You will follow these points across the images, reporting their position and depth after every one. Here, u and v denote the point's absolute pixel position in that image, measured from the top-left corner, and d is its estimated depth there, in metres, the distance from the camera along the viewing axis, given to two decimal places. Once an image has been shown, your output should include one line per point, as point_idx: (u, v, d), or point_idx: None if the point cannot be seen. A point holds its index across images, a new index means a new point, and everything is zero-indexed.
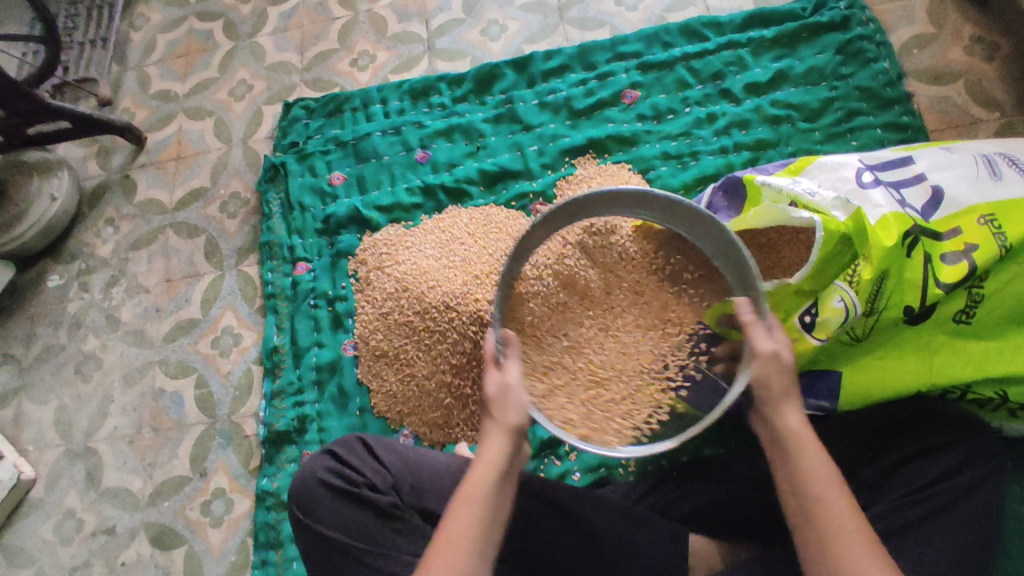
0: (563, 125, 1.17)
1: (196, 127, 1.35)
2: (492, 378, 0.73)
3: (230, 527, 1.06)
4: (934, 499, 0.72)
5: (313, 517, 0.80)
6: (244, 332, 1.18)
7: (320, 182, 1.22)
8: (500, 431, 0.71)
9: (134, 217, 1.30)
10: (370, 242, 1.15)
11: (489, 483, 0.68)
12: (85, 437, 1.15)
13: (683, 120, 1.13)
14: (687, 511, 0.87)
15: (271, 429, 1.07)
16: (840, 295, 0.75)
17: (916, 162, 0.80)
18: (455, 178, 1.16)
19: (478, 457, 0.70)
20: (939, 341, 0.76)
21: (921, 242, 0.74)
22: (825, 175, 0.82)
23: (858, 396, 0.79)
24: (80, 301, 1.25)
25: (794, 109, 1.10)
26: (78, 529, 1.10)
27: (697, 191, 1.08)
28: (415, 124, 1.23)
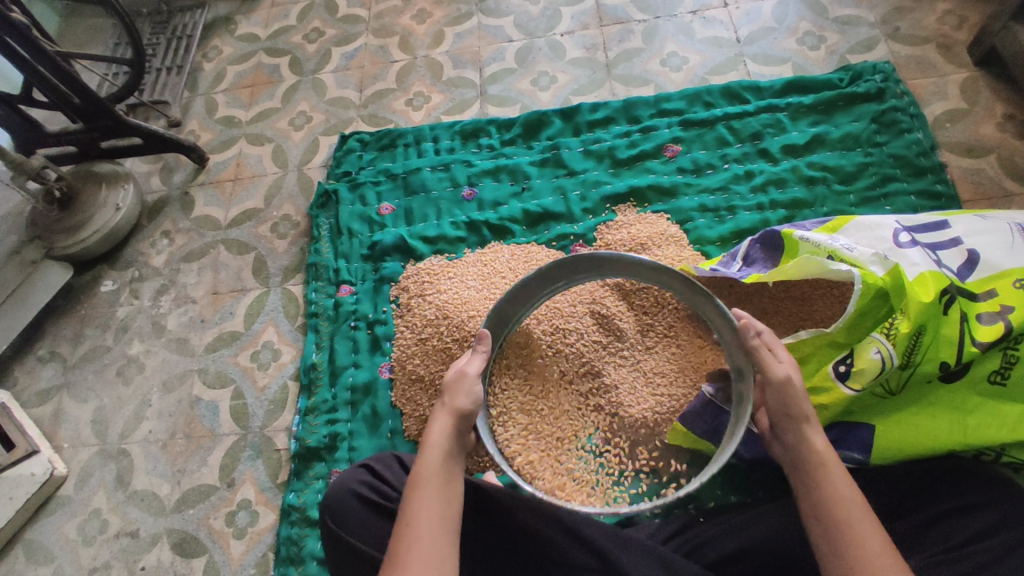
0: (606, 173, 1.23)
1: (256, 152, 1.43)
2: (453, 366, 0.85)
3: (253, 540, 1.07)
4: (972, 558, 0.70)
5: (343, 526, 0.80)
6: (283, 349, 1.21)
7: (369, 210, 1.28)
8: (445, 413, 0.80)
9: (189, 232, 1.36)
10: (413, 271, 1.19)
11: (434, 460, 0.76)
12: (119, 439, 1.18)
13: (722, 175, 1.18)
14: (714, 558, 0.84)
15: (302, 445, 1.09)
16: (877, 346, 0.77)
17: (951, 226, 0.84)
18: (500, 216, 1.21)
19: (425, 439, 0.78)
20: (972, 402, 0.77)
21: (957, 301, 0.76)
22: (862, 234, 0.86)
23: (890, 453, 0.80)
24: (130, 307, 1.30)
25: (830, 171, 1.15)
26: (102, 529, 1.11)
27: (734, 244, 1.12)
28: (463, 163, 1.29)
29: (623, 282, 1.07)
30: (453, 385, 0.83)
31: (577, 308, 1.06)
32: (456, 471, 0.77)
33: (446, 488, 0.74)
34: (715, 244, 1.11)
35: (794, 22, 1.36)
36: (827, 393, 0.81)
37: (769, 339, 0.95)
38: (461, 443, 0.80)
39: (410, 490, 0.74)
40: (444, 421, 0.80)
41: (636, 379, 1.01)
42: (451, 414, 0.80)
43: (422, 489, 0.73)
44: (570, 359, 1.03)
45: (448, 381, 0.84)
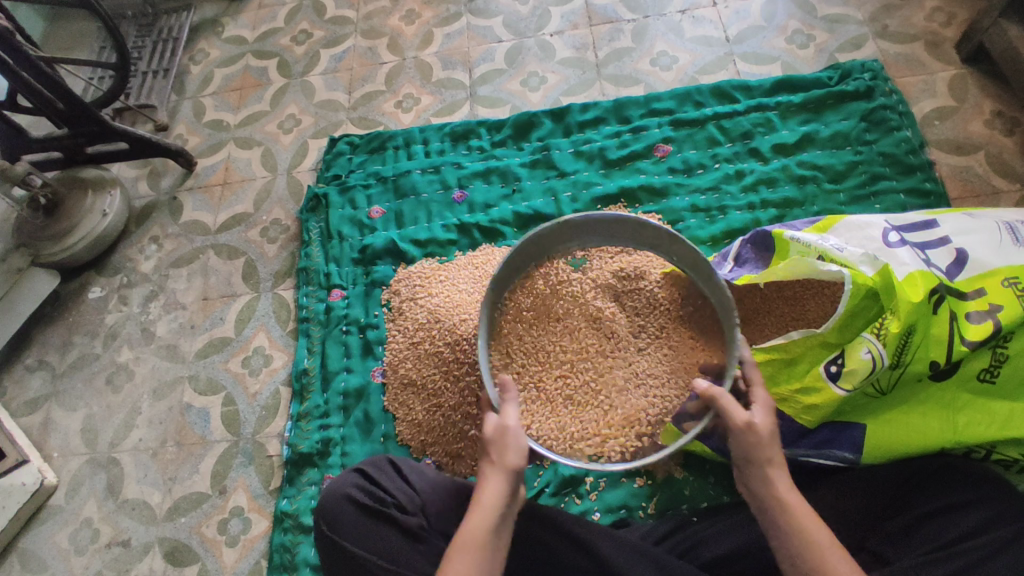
0: (596, 173, 1.23)
1: (245, 156, 1.42)
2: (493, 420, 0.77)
3: (246, 547, 1.06)
4: (966, 554, 0.70)
5: (339, 533, 0.80)
6: (275, 354, 1.20)
7: (359, 214, 1.27)
8: (500, 474, 0.72)
9: (178, 236, 1.35)
10: (404, 275, 1.19)
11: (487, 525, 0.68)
12: (110, 447, 1.18)
13: (713, 175, 1.18)
14: (707, 558, 0.85)
15: (294, 450, 1.09)
16: (868, 346, 0.77)
17: (939, 225, 0.84)
18: (490, 218, 1.21)
19: (478, 499, 0.71)
20: (963, 399, 0.78)
21: (947, 300, 0.76)
22: (852, 234, 0.85)
23: (881, 451, 0.80)
24: (119, 314, 1.29)
25: (820, 170, 1.15)
26: (93, 539, 1.11)
27: (725, 244, 1.12)
28: (454, 165, 1.28)
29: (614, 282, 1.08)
30: (501, 440, 0.74)
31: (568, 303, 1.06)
32: (502, 541, 0.70)
33: (488, 563, 0.68)
34: (706, 245, 1.11)
35: (783, 20, 1.36)
36: (818, 394, 0.81)
37: (761, 338, 0.95)
38: (513, 507, 0.72)
39: (449, 555, 0.68)
40: (499, 482, 0.72)
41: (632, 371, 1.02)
42: (507, 474, 0.72)
43: (461, 557, 0.67)
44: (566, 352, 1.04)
45: (491, 435, 0.76)
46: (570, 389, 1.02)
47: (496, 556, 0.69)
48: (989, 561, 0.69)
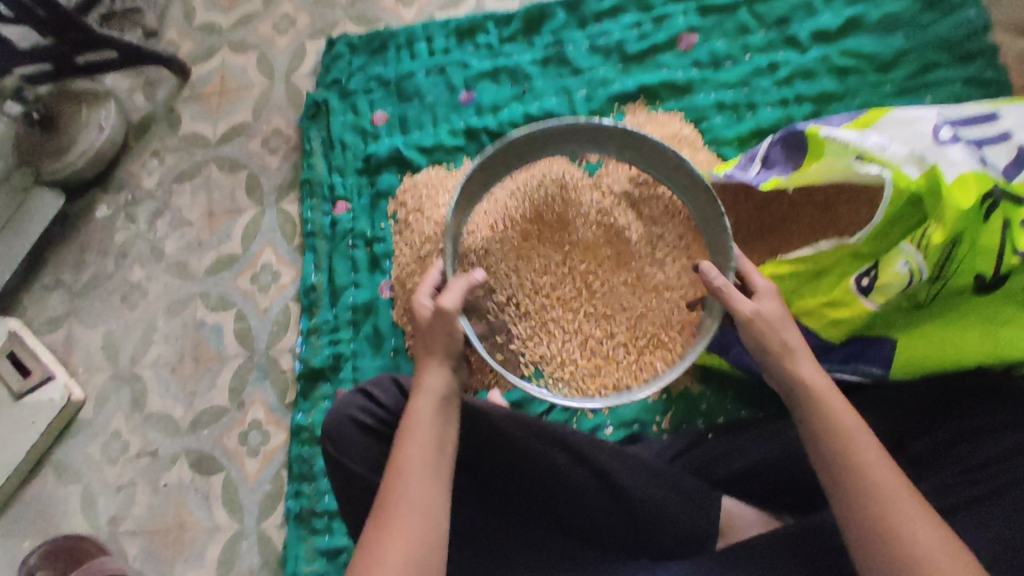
0: (614, 69, 1.12)
1: (240, 62, 1.34)
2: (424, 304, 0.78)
3: (266, 458, 1.09)
4: (1000, 476, 0.66)
5: (345, 454, 0.81)
6: (283, 270, 1.19)
7: (361, 120, 1.20)
8: (436, 363, 0.75)
9: (178, 150, 1.30)
10: (410, 184, 1.13)
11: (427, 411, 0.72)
12: (131, 363, 1.20)
13: (742, 68, 1.06)
14: (724, 475, 0.84)
15: (306, 365, 1.09)
16: (906, 258, 0.71)
17: (1001, 119, 0.74)
18: (499, 122, 1.13)
19: (418, 389, 0.74)
20: (1008, 313, 0.70)
21: (1003, 204, 0.66)
22: (898, 131, 0.76)
23: (912, 367, 0.76)
24: (127, 232, 1.28)
25: (865, 60, 1.03)
26: (124, 450, 1.16)
27: (753, 145, 1.03)
28: (460, 64, 1.19)
29: (632, 189, 1.00)
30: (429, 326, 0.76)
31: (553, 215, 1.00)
32: (451, 421, 0.74)
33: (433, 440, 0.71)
34: (732, 146, 1.02)
35: None
36: (847, 308, 0.77)
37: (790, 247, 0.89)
38: (454, 390, 0.75)
39: (399, 441, 0.71)
40: (436, 370, 0.75)
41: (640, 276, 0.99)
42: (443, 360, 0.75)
43: (409, 440, 0.70)
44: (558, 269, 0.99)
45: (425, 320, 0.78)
46: (566, 306, 0.99)
47: (441, 442, 0.72)
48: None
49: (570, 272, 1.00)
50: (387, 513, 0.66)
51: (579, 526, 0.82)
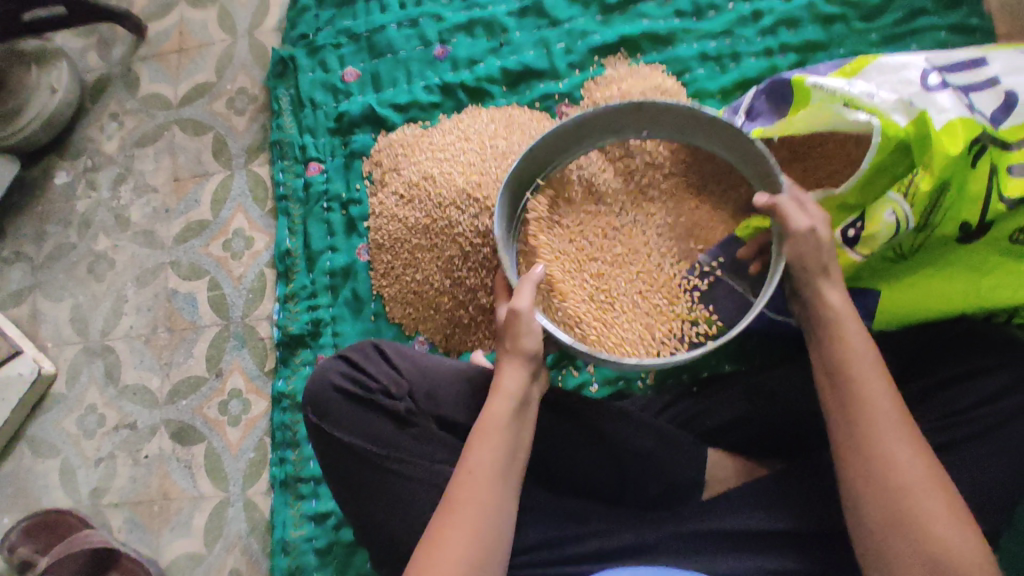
0: (594, 20, 1.08)
1: (199, 16, 1.26)
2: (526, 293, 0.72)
3: (248, 426, 1.08)
4: (977, 422, 0.68)
5: (329, 421, 0.80)
6: (256, 236, 1.15)
7: (331, 78, 1.15)
8: (518, 363, 0.72)
9: (138, 112, 1.24)
10: (385, 143, 1.09)
11: (508, 415, 0.70)
12: (102, 335, 1.16)
13: (726, 17, 1.04)
14: (709, 426, 0.84)
15: (285, 332, 1.07)
16: (892, 207, 0.69)
17: (989, 63, 0.71)
18: (476, 77, 1.09)
19: (497, 386, 0.72)
20: (992, 262, 0.70)
21: (988, 151, 0.66)
22: (885, 77, 0.72)
23: (894, 316, 0.75)
24: (89, 200, 1.22)
25: (851, 7, 1.00)
26: (100, 423, 1.13)
27: (737, 97, 1.01)
28: (433, 17, 1.14)
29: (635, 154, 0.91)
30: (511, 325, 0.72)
31: (447, 169, 1.00)
32: (526, 422, 0.72)
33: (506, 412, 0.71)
34: (715, 99, 1.00)
35: None
36: (832, 260, 0.75)
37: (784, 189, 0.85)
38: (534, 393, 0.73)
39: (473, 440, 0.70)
40: (518, 370, 0.72)
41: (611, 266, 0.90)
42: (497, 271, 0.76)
43: (485, 443, 0.69)
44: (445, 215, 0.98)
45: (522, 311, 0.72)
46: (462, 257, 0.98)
47: (519, 445, 0.71)
48: (993, 433, 0.68)
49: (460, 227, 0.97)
50: (456, 503, 0.67)
51: (569, 480, 0.80)
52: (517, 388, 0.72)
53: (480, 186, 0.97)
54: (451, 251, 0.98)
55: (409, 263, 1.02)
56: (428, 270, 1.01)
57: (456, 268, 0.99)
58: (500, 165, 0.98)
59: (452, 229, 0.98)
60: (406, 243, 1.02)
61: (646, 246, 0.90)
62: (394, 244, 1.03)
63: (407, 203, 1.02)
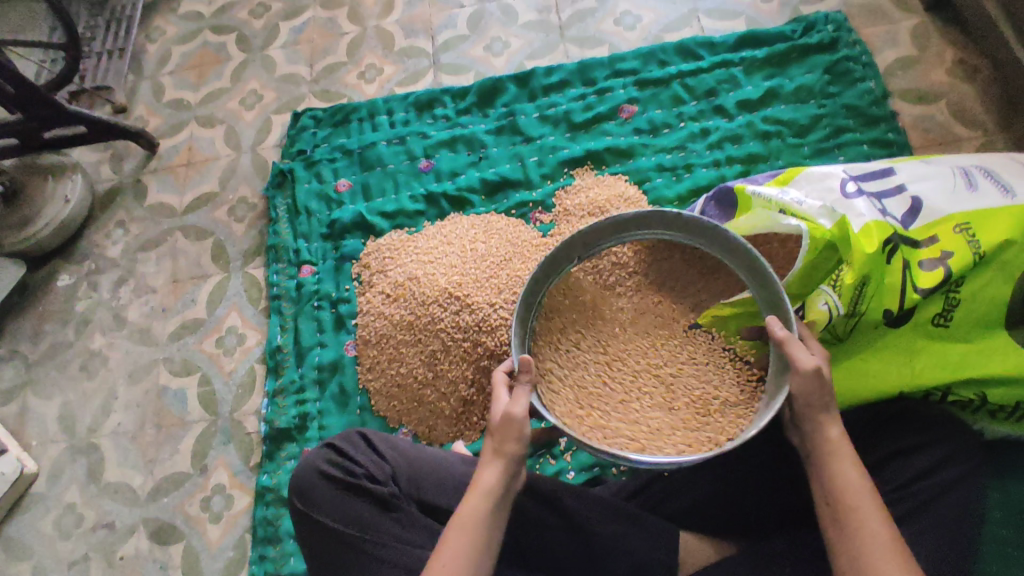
0: (563, 137, 1.22)
1: (207, 135, 1.39)
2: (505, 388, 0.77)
3: (229, 523, 1.08)
4: (920, 493, 0.74)
5: (313, 507, 0.82)
6: (248, 333, 1.20)
7: (326, 188, 1.26)
8: (497, 432, 0.75)
9: (144, 220, 1.33)
10: (374, 247, 1.18)
11: (494, 481, 0.73)
12: (89, 433, 1.18)
13: (678, 134, 1.18)
14: (677, 508, 0.87)
15: (272, 427, 1.10)
16: (824, 298, 0.78)
17: (897, 173, 0.83)
18: (458, 187, 1.21)
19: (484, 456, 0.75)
20: (919, 344, 0.79)
21: (899, 249, 0.77)
22: (813, 186, 0.84)
23: (840, 398, 0.81)
24: (89, 301, 1.28)
25: (785, 125, 1.15)
26: (78, 523, 1.12)
27: (692, 202, 1.12)
28: (419, 135, 1.27)
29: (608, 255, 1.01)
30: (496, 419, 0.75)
31: (429, 270, 1.08)
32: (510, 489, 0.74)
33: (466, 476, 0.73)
34: (672, 205, 1.12)
35: None
36: None
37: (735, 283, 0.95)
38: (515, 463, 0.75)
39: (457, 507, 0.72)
40: (500, 442, 0.75)
41: (632, 364, 0.93)
42: (494, 424, 0.75)
43: (470, 513, 0.71)
44: (428, 311, 1.05)
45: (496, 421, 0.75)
46: (445, 350, 1.04)
47: (502, 509, 0.73)
48: (934, 504, 0.73)
49: (442, 322, 1.04)
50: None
51: (539, 561, 0.82)
52: (500, 459, 0.74)
53: (462, 285, 1.04)
54: (434, 345, 1.04)
55: (396, 358, 1.07)
56: (415, 365, 1.06)
57: (440, 361, 1.04)
58: (479, 266, 1.07)
59: (435, 323, 1.04)
60: (393, 339, 1.08)
61: (647, 348, 0.95)
62: (381, 341, 1.09)
63: (394, 303, 1.09)
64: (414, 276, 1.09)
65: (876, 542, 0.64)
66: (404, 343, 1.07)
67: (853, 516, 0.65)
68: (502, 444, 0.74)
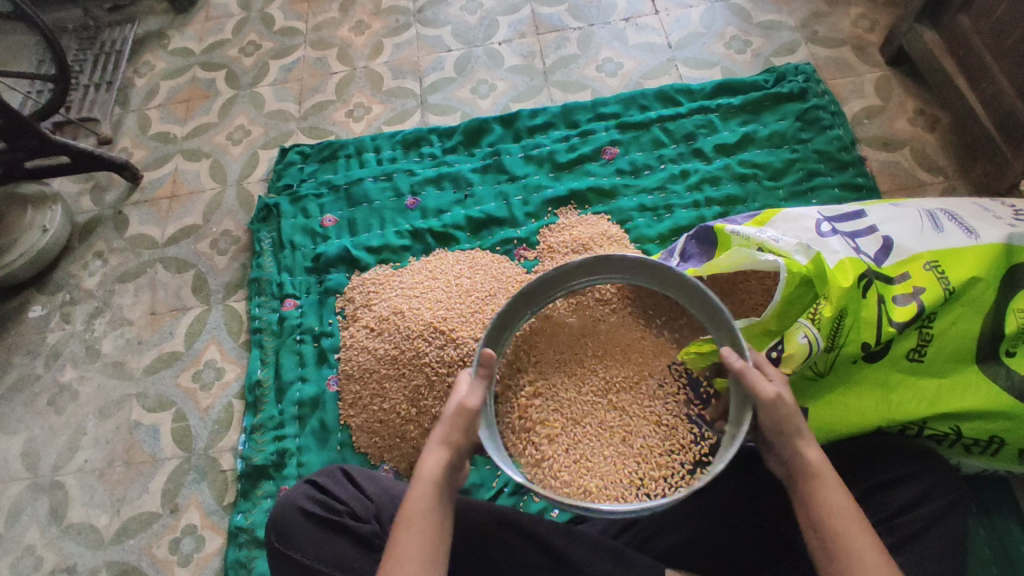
0: (547, 176, 1.25)
1: (192, 168, 1.40)
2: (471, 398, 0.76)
3: (199, 566, 1.03)
4: (905, 527, 0.75)
5: (291, 546, 0.80)
6: (227, 367, 1.18)
7: (311, 223, 1.27)
8: (438, 446, 0.74)
9: (124, 251, 1.32)
10: (358, 281, 1.18)
11: (425, 496, 0.71)
12: (53, 471, 1.13)
13: (659, 175, 1.22)
14: (664, 548, 0.85)
15: (248, 463, 1.07)
16: (804, 331, 0.79)
17: (868, 215, 0.87)
18: (443, 223, 1.22)
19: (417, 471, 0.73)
20: (897, 378, 0.81)
21: (875, 284, 0.80)
22: (788, 227, 0.88)
23: (822, 432, 0.82)
24: (61, 332, 1.25)
25: (760, 168, 1.20)
26: (37, 567, 1.06)
27: (673, 241, 1.15)
28: (406, 172, 1.29)
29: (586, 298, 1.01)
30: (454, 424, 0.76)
31: (414, 304, 1.09)
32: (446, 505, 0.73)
33: (433, 531, 0.70)
34: (654, 243, 1.14)
35: (721, 27, 1.41)
36: None
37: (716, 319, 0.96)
38: (454, 478, 0.75)
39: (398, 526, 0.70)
40: (438, 453, 0.74)
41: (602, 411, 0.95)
42: (449, 448, 0.74)
43: (412, 528, 0.69)
44: (412, 345, 1.05)
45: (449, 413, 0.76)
46: (427, 385, 1.03)
47: (442, 522, 0.71)
48: (921, 537, 0.74)
49: (425, 356, 1.03)
50: None
51: None
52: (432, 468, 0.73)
53: (447, 319, 1.05)
54: (418, 379, 1.03)
55: (379, 393, 1.06)
56: (396, 400, 1.05)
57: (423, 395, 1.03)
58: (464, 301, 1.08)
59: (418, 357, 1.04)
60: (375, 373, 1.07)
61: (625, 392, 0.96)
62: (364, 376, 1.08)
63: (378, 337, 1.09)
64: (399, 310, 1.09)
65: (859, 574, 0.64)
66: (387, 377, 1.06)
67: (838, 549, 0.66)
68: (446, 459, 0.73)
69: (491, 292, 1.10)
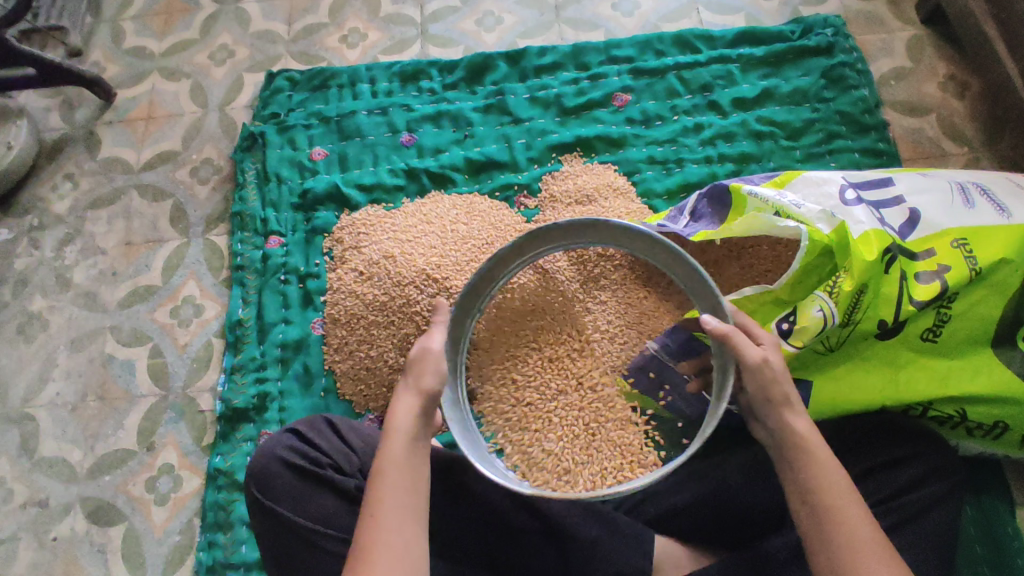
0: (552, 121, 1.18)
1: (171, 88, 1.29)
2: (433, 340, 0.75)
3: (176, 506, 1.01)
4: (902, 509, 0.73)
5: (271, 496, 0.77)
6: (206, 304, 1.13)
7: (299, 155, 1.19)
8: (411, 394, 0.71)
9: (96, 175, 1.23)
10: (347, 221, 1.12)
11: (400, 447, 0.68)
12: (22, 403, 1.08)
13: (671, 127, 1.15)
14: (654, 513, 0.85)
15: (228, 406, 1.03)
16: (820, 304, 0.76)
17: (895, 184, 0.82)
18: (440, 164, 1.15)
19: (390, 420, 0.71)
20: (905, 357, 0.78)
21: (898, 260, 0.76)
22: (810, 190, 0.82)
23: (826, 408, 0.80)
24: (30, 259, 1.18)
25: (778, 126, 1.14)
26: (6, 500, 1.03)
27: (681, 198, 1.10)
28: (403, 107, 1.21)
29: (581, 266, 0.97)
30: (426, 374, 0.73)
31: (406, 249, 1.04)
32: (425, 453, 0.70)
33: (412, 478, 0.68)
34: (661, 199, 1.09)
35: None
36: None
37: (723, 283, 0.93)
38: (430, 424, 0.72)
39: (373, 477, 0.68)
40: (411, 401, 0.71)
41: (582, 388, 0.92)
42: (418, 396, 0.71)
43: (387, 479, 0.67)
44: (403, 292, 1.01)
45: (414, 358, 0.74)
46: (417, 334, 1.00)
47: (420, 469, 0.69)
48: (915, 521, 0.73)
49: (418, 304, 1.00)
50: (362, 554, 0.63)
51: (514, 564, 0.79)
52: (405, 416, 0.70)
53: (441, 268, 1.01)
54: (409, 327, 1.00)
55: (365, 339, 1.02)
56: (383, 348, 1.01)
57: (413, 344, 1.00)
58: (460, 250, 1.03)
59: (410, 306, 1.00)
60: (362, 318, 1.03)
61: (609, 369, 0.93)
62: (350, 320, 1.04)
63: (366, 280, 1.04)
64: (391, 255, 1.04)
65: (857, 554, 0.62)
66: (374, 323, 1.02)
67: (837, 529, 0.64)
68: (419, 407, 0.71)
69: (488, 241, 1.05)
